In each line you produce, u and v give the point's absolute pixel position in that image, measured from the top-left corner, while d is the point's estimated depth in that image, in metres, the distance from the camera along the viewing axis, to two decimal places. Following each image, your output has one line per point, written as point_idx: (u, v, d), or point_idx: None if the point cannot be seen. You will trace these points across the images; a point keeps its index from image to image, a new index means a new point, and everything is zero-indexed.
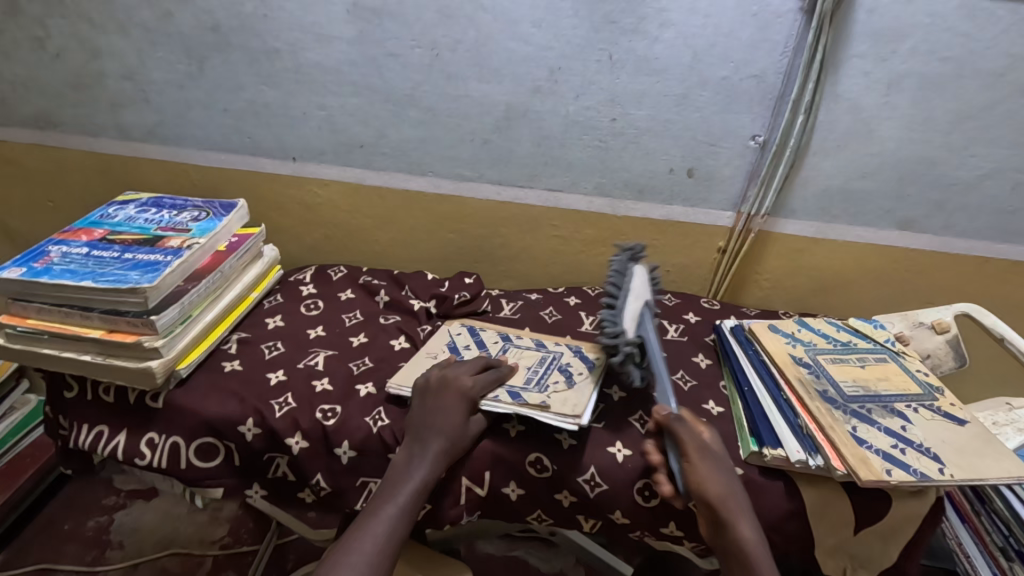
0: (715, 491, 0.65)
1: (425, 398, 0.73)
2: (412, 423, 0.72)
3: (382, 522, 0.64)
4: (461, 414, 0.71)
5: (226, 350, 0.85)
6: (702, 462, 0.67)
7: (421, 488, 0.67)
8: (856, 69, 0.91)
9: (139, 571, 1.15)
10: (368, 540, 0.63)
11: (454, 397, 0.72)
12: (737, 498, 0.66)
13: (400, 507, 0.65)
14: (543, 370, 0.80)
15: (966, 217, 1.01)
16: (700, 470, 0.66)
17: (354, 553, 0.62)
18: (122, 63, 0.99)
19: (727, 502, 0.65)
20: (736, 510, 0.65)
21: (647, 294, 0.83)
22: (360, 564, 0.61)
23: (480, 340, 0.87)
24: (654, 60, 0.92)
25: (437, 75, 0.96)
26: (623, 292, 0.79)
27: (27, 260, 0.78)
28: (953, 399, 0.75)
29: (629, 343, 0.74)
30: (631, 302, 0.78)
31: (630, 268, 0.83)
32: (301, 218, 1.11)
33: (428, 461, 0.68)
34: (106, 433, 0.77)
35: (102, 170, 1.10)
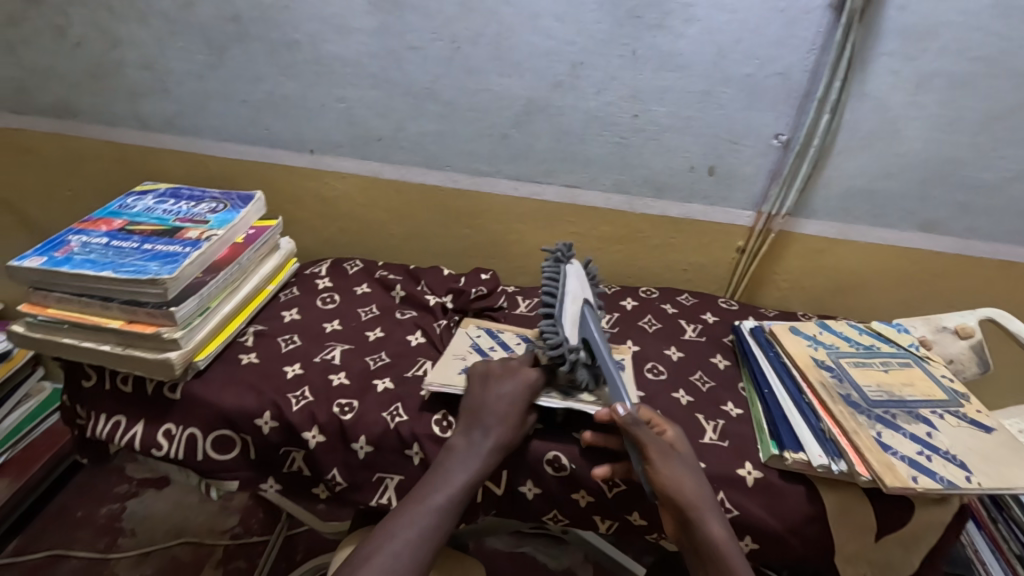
0: (682, 491, 0.63)
1: (487, 384, 0.73)
2: (470, 411, 0.71)
3: (428, 513, 0.63)
4: (522, 407, 0.71)
5: (244, 342, 0.85)
6: (666, 463, 0.64)
7: (473, 478, 0.66)
8: (884, 68, 0.89)
9: (150, 560, 1.16)
10: (413, 528, 0.61)
11: (517, 385, 0.72)
12: (705, 495, 0.65)
13: (449, 498, 0.64)
14: None
15: (992, 220, 0.99)
16: (666, 467, 0.64)
17: (399, 540, 0.60)
18: (142, 53, 0.99)
19: (694, 498, 0.63)
20: (704, 506, 0.64)
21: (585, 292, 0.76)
22: (405, 555, 0.60)
23: (502, 342, 0.87)
24: (677, 56, 0.91)
25: (458, 68, 0.95)
26: (558, 298, 0.73)
27: (48, 249, 0.78)
28: (978, 405, 0.74)
29: (572, 351, 0.70)
30: (569, 307, 0.72)
31: (562, 268, 0.76)
32: (317, 211, 1.10)
33: (484, 452, 0.68)
34: (123, 423, 0.77)
35: (120, 160, 1.10)
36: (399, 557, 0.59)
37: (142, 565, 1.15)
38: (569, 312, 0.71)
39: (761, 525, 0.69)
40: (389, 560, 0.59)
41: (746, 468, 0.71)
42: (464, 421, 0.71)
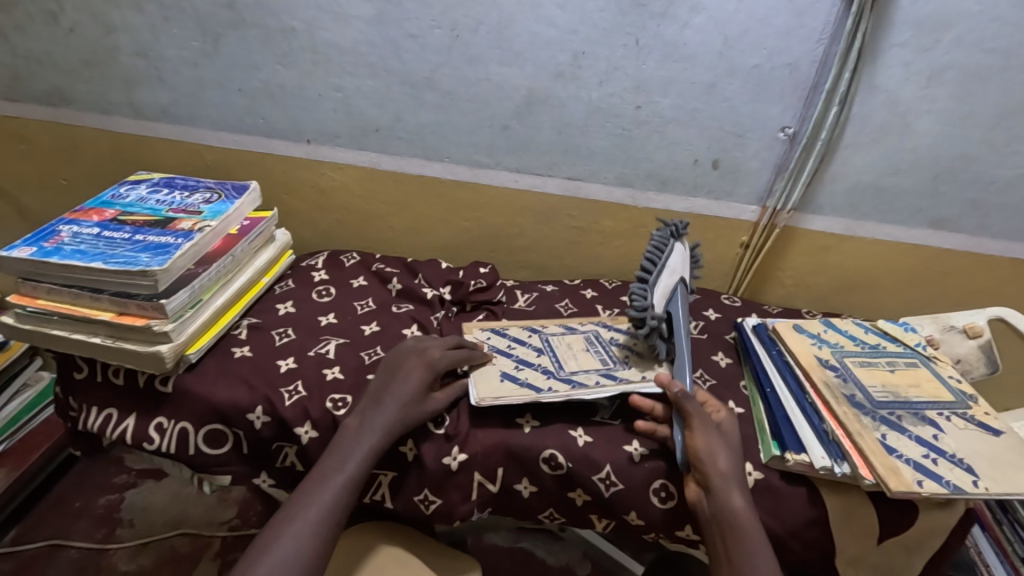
0: (712, 458, 0.65)
1: (392, 366, 0.74)
2: (372, 390, 0.72)
3: (329, 491, 0.63)
4: (421, 388, 0.71)
5: (237, 336, 0.84)
6: (704, 432, 0.67)
7: (372, 454, 0.66)
8: (895, 59, 0.86)
9: (147, 551, 1.16)
10: (314, 508, 0.61)
11: (415, 365, 0.73)
12: (737, 471, 0.66)
13: (350, 476, 0.64)
14: (603, 347, 0.83)
15: (1004, 217, 0.97)
16: (706, 437, 0.67)
17: (299, 522, 0.60)
18: (136, 39, 0.97)
19: (727, 470, 0.65)
20: (735, 479, 0.65)
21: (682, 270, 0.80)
22: (304, 535, 0.59)
23: (515, 340, 0.84)
24: (683, 46, 0.88)
25: (457, 57, 0.93)
26: (657, 269, 0.75)
27: (38, 239, 0.77)
28: (987, 407, 0.72)
29: (657, 318, 0.72)
30: (665, 279, 0.75)
31: (667, 242, 0.79)
32: (315, 203, 1.09)
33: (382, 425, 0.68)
34: (114, 416, 0.76)
35: (116, 149, 1.08)
36: (301, 539, 0.59)
37: (139, 556, 1.15)
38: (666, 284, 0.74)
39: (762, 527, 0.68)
40: (290, 542, 0.59)
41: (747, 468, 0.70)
42: (364, 402, 0.71)
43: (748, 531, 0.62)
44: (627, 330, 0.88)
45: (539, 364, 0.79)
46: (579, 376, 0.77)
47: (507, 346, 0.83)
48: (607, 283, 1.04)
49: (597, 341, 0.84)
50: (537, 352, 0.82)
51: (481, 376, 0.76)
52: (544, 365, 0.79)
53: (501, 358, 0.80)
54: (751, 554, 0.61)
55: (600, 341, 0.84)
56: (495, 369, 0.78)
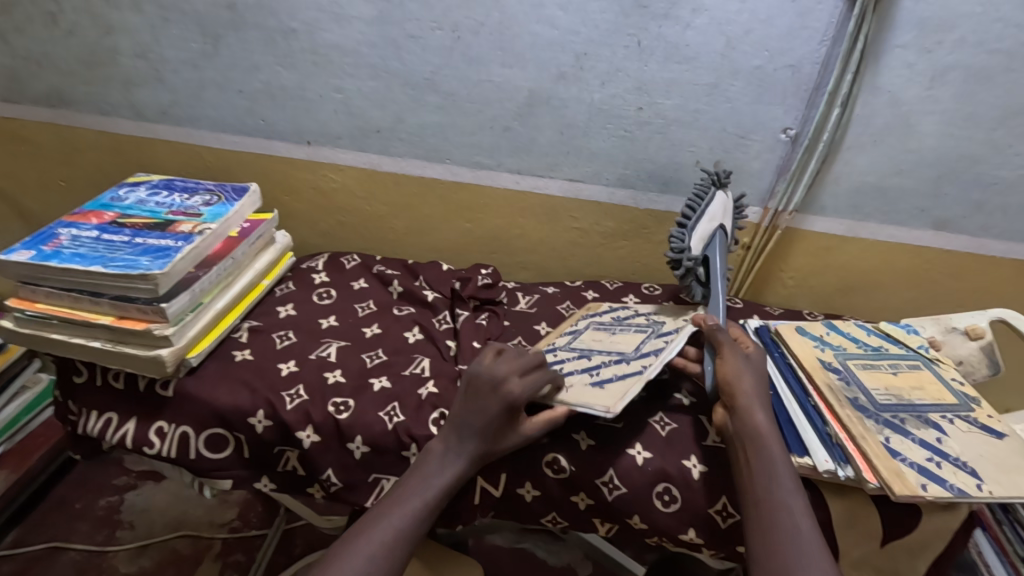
0: (739, 381, 0.68)
1: (469, 396, 0.69)
2: (452, 419, 0.68)
3: (404, 513, 0.62)
4: (502, 421, 0.67)
5: (238, 339, 0.83)
6: (732, 358, 0.70)
7: (452, 484, 0.64)
8: (898, 60, 0.86)
9: (148, 553, 1.15)
10: (388, 529, 0.60)
11: (490, 394, 0.67)
12: (762, 394, 0.68)
13: (427, 502, 0.63)
14: (620, 327, 0.85)
15: (1006, 219, 0.96)
16: (731, 363, 0.70)
17: (373, 541, 0.59)
18: (135, 40, 0.96)
19: (754, 390, 0.67)
20: (761, 400, 0.67)
21: (723, 217, 0.88)
22: (378, 557, 0.58)
23: (561, 359, 0.79)
24: (685, 47, 0.88)
25: (459, 59, 0.92)
26: (697, 215, 0.84)
27: (37, 242, 0.77)
28: (990, 410, 0.72)
29: (692, 259, 0.82)
30: (704, 223, 0.85)
31: (711, 192, 0.87)
32: (315, 204, 1.08)
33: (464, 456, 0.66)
34: (115, 420, 0.76)
35: (114, 150, 1.08)
36: (373, 559, 0.58)
37: (140, 558, 1.15)
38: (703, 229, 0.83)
39: None
40: (362, 562, 0.57)
41: None
42: (444, 432, 0.68)
43: (768, 444, 0.63)
44: (619, 308, 0.92)
45: (606, 359, 0.77)
46: (645, 346, 0.78)
47: (556, 367, 0.77)
48: (609, 284, 1.03)
49: (607, 326, 0.86)
50: (587, 358, 0.78)
51: (573, 395, 0.71)
52: (608, 358, 0.77)
53: (576, 375, 0.75)
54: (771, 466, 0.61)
55: (610, 325, 0.86)
56: (578, 386, 0.73)
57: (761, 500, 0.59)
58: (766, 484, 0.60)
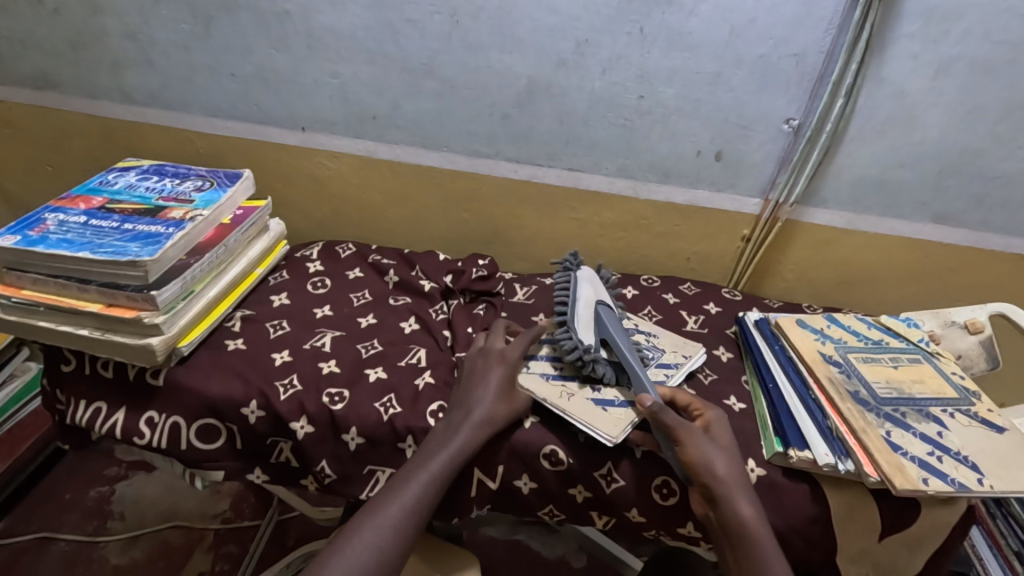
0: (714, 470, 0.62)
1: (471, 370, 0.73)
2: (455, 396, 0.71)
3: (411, 488, 0.61)
4: (506, 391, 0.70)
5: (230, 328, 0.82)
6: (696, 442, 0.64)
7: (458, 456, 0.64)
8: (904, 50, 0.85)
9: (139, 544, 1.14)
10: (397, 504, 0.60)
11: (493, 366, 0.72)
12: (739, 474, 0.63)
13: (434, 474, 0.63)
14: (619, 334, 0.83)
15: (1007, 213, 0.96)
16: (697, 449, 0.63)
17: (381, 515, 0.59)
18: (123, 21, 0.94)
19: (730, 473, 0.63)
20: (739, 482, 0.63)
21: (599, 296, 0.81)
22: (386, 528, 0.58)
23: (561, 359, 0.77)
24: (688, 35, 0.86)
25: (457, 44, 0.91)
26: (570, 304, 0.78)
27: (23, 227, 0.74)
28: (990, 404, 0.72)
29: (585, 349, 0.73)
30: (579, 309, 0.77)
31: (573, 279, 0.81)
32: (309, 192, 1.06)
33: (468, 428, 0.66)
34: (104, 410, 0.74)
35: (103, 135, 1.05)
36: (381, 533, 0.58)
37: (131, 549, 1.13)
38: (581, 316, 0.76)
39: None
40: (371, 532, 0.58)
41: (750, 465, 0.69)
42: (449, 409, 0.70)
43: (760, 540, 0.60)
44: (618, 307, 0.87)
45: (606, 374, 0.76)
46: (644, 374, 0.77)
47: (557, 368, 0.76)
48: None
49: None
50: None
51: (573, 406, 0.71)
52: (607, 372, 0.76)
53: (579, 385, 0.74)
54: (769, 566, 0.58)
55: None
56: (578, 397, 0.72)
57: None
58: None
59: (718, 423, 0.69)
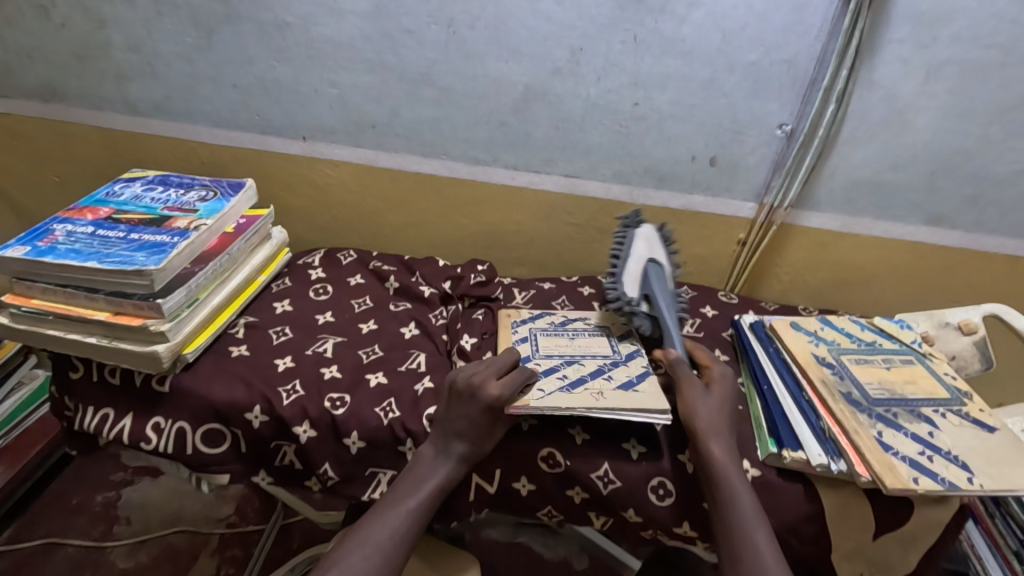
0: (696, 412, 0.69)
1: (450, 397, 0.70)
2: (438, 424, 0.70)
3: (399, 515, 0.63)
4: (485, 422, 0.68)
5: (234, 335, 0.84)
6: (689, 390, 0.71)
7: (445, 484, 0.66)
8: (894, 55, 0.86)
9: (145, 548, 1.16)
10: (385, 530, 0.62)
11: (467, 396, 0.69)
12: (719, 425, 0.68)
13: (422, 500, 0.64)
14: (567, 330, 0.86)
15: (1000, 214, 0.97)
16: (686, 395, 0.70)
17: (369, 542, 0.60)
18: (128, 33, 0.96)
19: (708, 421, 0.68)
20: (717, 431, 0.68)
21: (654, 252, 0.86)
22: (375, 556, 0.60)
23: (553, 368, 0.76)
24: (681, 42, 0.88)
25: (454, 53, 0.92)
26: (623, 258, 0.84)
27: (32, 237, 0.76)
28: (982, 404, 0.73)
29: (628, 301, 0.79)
30: (631, 261, 0.84)
31: (631, 234, 0.88)
32: (311, 199, 1.08)
33: (451, 457, 0.67)
34: (111, 416, 0.76)
35: (109, 146, 1.07)
36: (370, 560, 0.59)
37: (137, 553, 1.15)
38: (630, 271, 0.82)
39: None
40: (359, 560, 0.59)
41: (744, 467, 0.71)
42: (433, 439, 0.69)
43: (727, 473, 0.64)
44: (541, 314, 0.90)
45: (601, 364, 0.77)
46: (620, 348, 0.82)
47: (561, 381, 0.73)
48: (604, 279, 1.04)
49: (549, 331, 0.85)
50: (579, 363, 0.77)
51: (613, 401, 0.70)
52: (601, 362, 0.78)
53: (597, 382, 0.74)
54: (731, 495, 0.63)
55: (561, 327, 0.86)
56: (609, 391, 0.72)
57: (727, 526, 0.61)
58: (728, 514, 0.62)
59: (719, 384, 0.74)
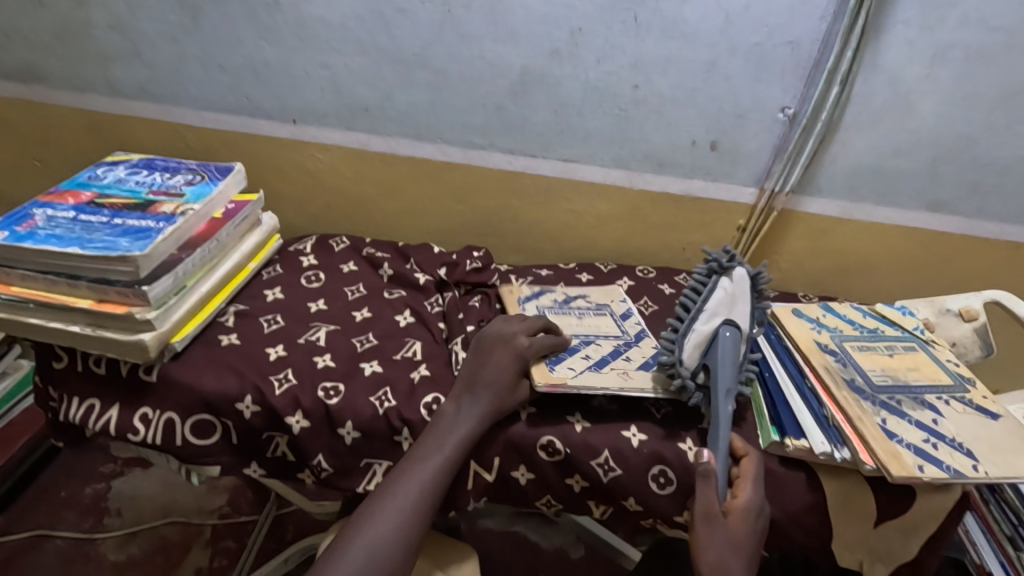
0: (707, 560, 0.59)
1: (481, 350, 0.74)
2: (465, 376, 0.72)
3: (425, 471, 0.64)
4: (511, 373, 0.71)
5: (223, 323, 0.81)
6: (707, 527, 0.61)
7: (468, 439, 0.66)
8: (899, 38, 0.85)
9: (137, 540, 1.14)
10: (415, 484, 0.63)
11: (502, 351, 0.72)
12: (731, 567, 0.59)
13: (448, 458, 0.65)
14: (570, 307, 0.87)
15: (1002, 200, 0.96)
16: (702, 533, 0.61)
17: (400, 497, 0.62)
18: (110, 11, 0.92)
19: (719, 562, 0.59)
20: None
21: (732, 311, 0.74)
22: (405, 511, 0.62)
23: (574, 350, 0.77)
24: (683, 23, 0.86)
25: (450, 33, 0.90)
26: (692, 314, 0.74)
27: (11, 222, 0.73)
28: (985, 391, 0.72)
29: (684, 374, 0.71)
30: (703, 317, 0.73)
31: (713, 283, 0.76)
32: (302, 185, 1.05)
33: (478, 411, 0.68)
34: (97, 407, 0.73)
35: (91, 129, 1.03)
36: (402, 514, 0.61)
37: (129, 545, 1.13)
38: (695, 336, 0.72)
39: None
40: (390, 516, 0.61)
41: None
42: (457, 390, 0.71)
43: None
44: (543, 292, 0.90)
45: (616, 345, 0.80)
46: (627, 327, 0.84)
47: (587, 361, 0.75)
48: (601, 266, 1.03)
49: (556, 310, 0.86)
50: (595, 343, 0.79)
51: (638, 381, 0.73)
52: (615, 343, 0.80)
53: (619, 363, 0.76)
54: None
55: (566, 305, 0.87)
56: (632, 371, 0.75)
57: None
58: None
59: (743, 508, 0.62)
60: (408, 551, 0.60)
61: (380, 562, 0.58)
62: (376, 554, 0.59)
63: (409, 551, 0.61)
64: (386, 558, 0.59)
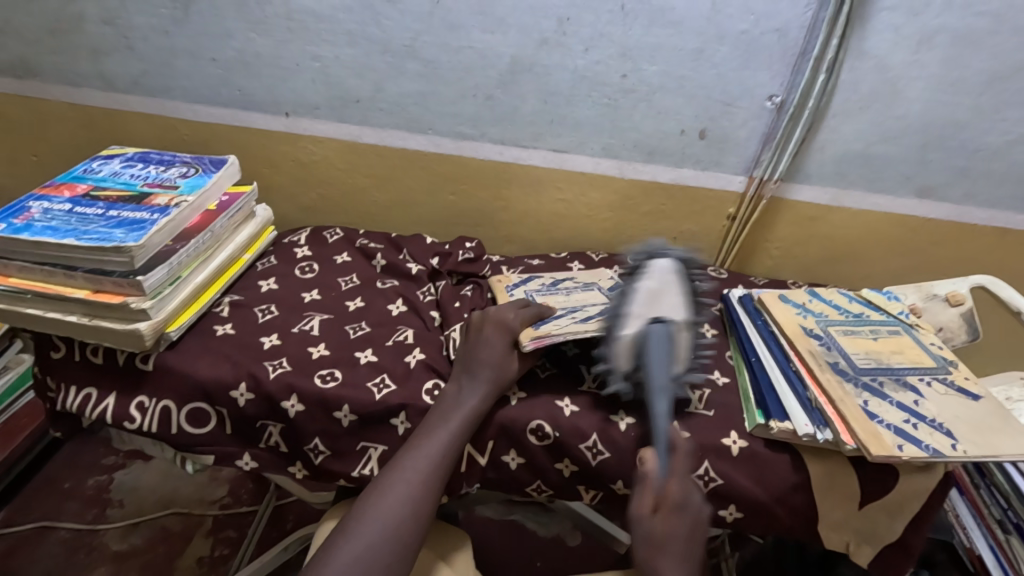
0: (643, 552, 0.63)
1: (473, 332, 0.77)
2: (462, 356, 0.75)
3: (435, 444, 0.66)
4: (504, 350, 0.73)
5: (217, 313, 0.83)
6: (643, 526, 0.63)
7: (472, 416, 0.69)
8: (884, 23, 0.85)
9: (139, 530, 1.16)
10: (422, 460, 0.65)
11: (495, 329, 0.75)
12: (659, 566, 0.63)
13: (454, 433, 0.67)
14: (555, 286, 0.89)
15: (990, 186, 0.97)
16: (641, 533, 0.63)
17: (408, 471, 0.64)
18: (103, 6, 0.93)
19: (646, 558, 0.63)
20: (655, 569, 0.62)
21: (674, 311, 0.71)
22: (414, 481, 0.64)
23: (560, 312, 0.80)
24: (670, 11, 0.86)
25: (439, 23, 0.90)
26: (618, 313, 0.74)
27: (7, 215, 0.75)
28: (967, 372, 0.74)
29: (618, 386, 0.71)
30: (630, 319, 0.72)
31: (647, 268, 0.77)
32: (296, 176, 1.06)
33: (477, 390, 0.70)
34: (94, 396, 0.75)
35: (87, 123, 1.04)
36: (411, 487, 0.63)
37: (131, 535, 1.15)
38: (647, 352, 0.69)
39: (745, 495, 0.69)
40: (402, 487, 0.63)
41: (731, 437, 0.71)
42: (456, 372, 0.74)
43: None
44: (531, 278, 0.92)
45: (602, 307, 0.82)
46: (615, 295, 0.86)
47: (572, 317, 0.79)
48: (593, 255, 1.04)
49: (543, 292, 0.87)
50: (581, 305, 0.82)
51: None
52: (602, 306, 0.82)
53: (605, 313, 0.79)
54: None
55: (553, 285, 0.89)
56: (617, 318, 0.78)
57: None
58: None
59: (671, 502, 0.64)
60: (416, 524, 0.62)
61: (393, 533, 0.60)
62: (388, 523, 0.61)
63: (418, 524, 0.62)
64: (397, 529, 0.61)
